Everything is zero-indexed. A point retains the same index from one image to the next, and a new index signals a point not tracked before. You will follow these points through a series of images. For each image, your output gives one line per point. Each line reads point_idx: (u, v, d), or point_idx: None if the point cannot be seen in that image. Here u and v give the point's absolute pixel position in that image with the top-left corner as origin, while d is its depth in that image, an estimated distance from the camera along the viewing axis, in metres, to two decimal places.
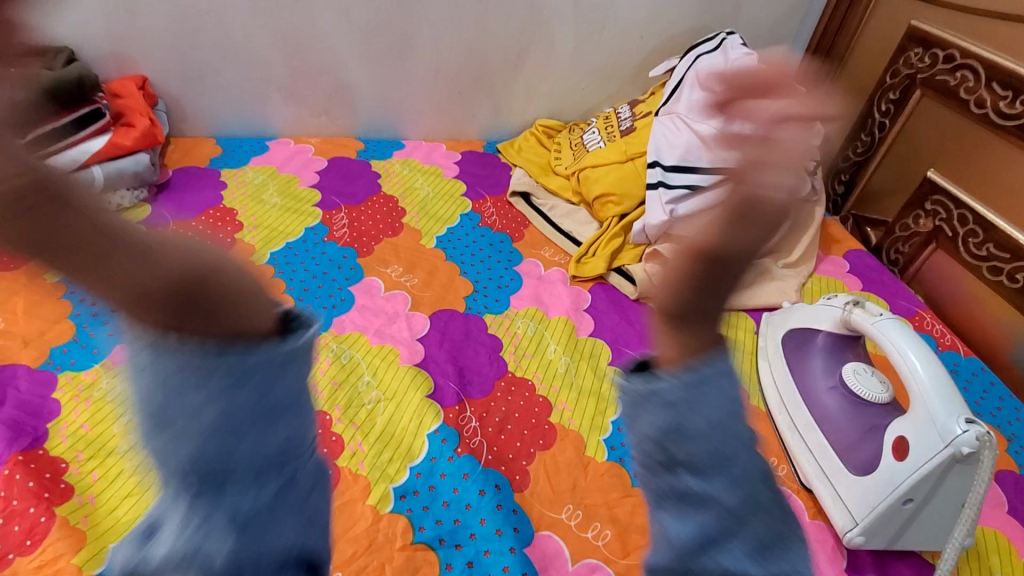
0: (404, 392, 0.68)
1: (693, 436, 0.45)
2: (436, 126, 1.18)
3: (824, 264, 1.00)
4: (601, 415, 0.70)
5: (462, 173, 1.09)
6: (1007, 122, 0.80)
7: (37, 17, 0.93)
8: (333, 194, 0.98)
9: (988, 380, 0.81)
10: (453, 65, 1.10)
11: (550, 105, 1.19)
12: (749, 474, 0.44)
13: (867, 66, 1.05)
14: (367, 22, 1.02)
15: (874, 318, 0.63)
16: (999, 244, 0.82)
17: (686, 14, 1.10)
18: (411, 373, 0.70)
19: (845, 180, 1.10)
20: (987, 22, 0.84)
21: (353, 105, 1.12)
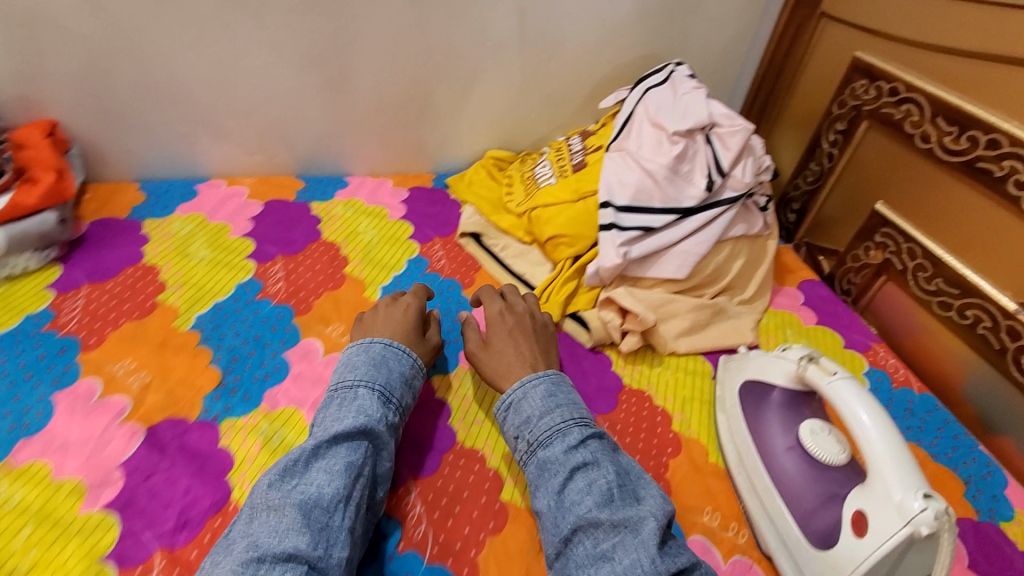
0: None
1: (568, 473, 0.57)
2: (382, 161, 1.12)
3: (779, 297, 0.99)
4: None
5: (409, 213, 1.04)
6: (953, 157, 0.78)
7: None
8: (269, 243, 0.92)
9: (941, 419, 0.81)
10: (397, 99, 1.04)
11: (500, 136, 1.15)
12: (618, 474, 0.57)
13: (815, 95, 1.03)
14: (302, 57, 0.95)
15: (829, 378, 0.62)
16: (948, 280, 0.82)
17: (635, 43, 1.07)
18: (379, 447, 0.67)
19: (797, 209, 1.10)
20: (930, 54, 0.81)
21: (292, 143, 1.06)
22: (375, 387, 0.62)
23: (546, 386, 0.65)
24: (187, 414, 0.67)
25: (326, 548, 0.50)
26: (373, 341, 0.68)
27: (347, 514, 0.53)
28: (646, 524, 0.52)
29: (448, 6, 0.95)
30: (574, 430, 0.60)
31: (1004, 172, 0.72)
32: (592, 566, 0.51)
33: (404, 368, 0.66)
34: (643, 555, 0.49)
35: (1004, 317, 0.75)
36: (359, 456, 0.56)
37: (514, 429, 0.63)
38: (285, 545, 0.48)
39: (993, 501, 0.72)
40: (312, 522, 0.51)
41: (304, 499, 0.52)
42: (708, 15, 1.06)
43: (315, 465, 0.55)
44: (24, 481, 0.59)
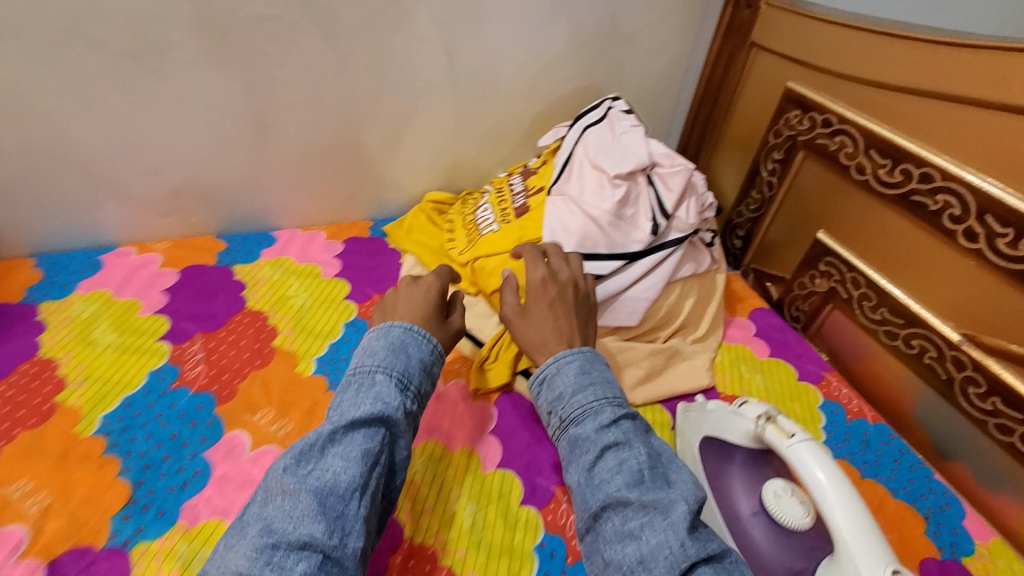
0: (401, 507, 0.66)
1: (600, 452, 0.54)
2: (313, 212, 1.05)
3: (731, 330, 0.98)
4: None
5: (344, 268, 0.97)
6: (888, 190, 0.78)
7: None
8: (186, 318, 0.84)
9: (897, 449, 0.81)
10: (323, 148, 0.97)
11: (439, 177, 1.10)
12: (651, 455, 0.54)
13: (751, 122, 1.03)
14: (211, 111, 0.87)
15: (787, 441, 0.60)
16: (893, 309, 0.82)
17: (571, 76, 1.04)
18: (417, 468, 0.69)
19: (742, 235, 1.09)
20: (859, 87, 0.81)
21: (210, 201, 0.97)
22: (393, 373, 0.57)
23: (581, 362, 0.62)
24: (92, 541, 0.59)
25: (342, 538, 0.47)
26: (393, 324, 0.63)
27: (363, 503, 0.50)
28: (677, 507, 0.49)
29: (370, 50, 0.89)
30: (607, 410, 0.57)
31: (938, 206, 0.72)
32: (620, 544, 0.49)
33: (423, 353, 0.61)
34: (672, 538, 0.47)
35: (949, 347, 0.75)
36: (377, 441, 0.53)
37: (546, 405, 0.61)
38: (300, 534, 0.45)
39: (953, 535, 0.72)
40: (327, 510, 0.48)
41: (320, 485, 0.49)
42: (641, 46, 1.04)
43: (333, 449, 0.51)
44: None
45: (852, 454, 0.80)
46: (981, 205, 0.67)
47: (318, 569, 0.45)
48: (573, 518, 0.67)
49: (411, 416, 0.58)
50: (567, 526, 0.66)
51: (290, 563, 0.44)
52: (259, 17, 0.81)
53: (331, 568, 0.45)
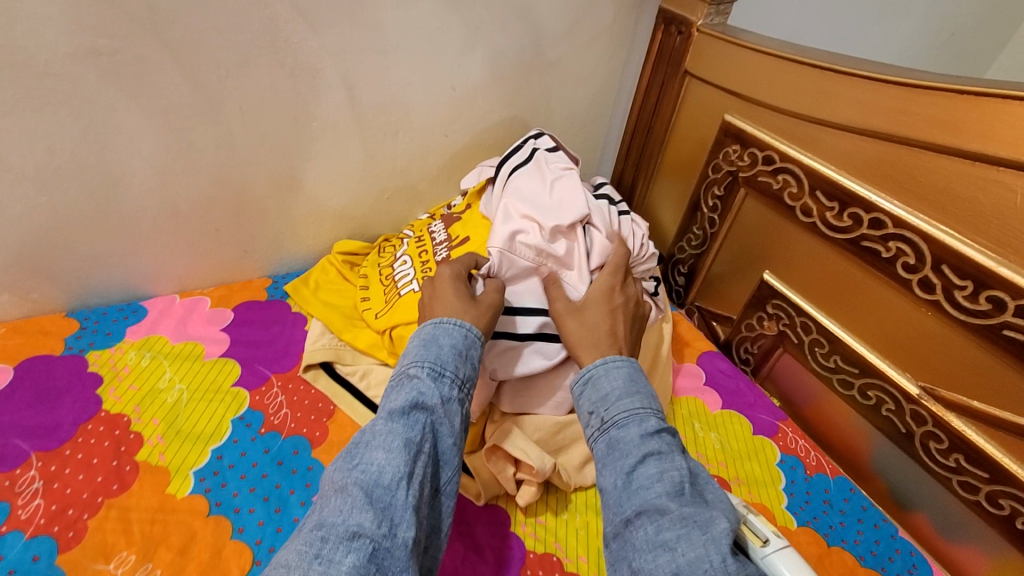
0: None
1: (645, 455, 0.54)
2: (196, 273, 0.88)
3: (680, 379, 0.91)
4: None
5: (234, 343, 0.81)
6: (837, 234, 0.73)
7: None
8: (22, 432, 0.66)
9: (859, 506, 0.76)
10: (199, 200, 0.81)
11: (349, 224, 0.96)
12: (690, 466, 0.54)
13: (687, 153, 0.96)
14: (42, 168, 0.69)
15: (762, 551, 0.52)
16: (846, 357, 0.77)
17: (493, 106, 0.93)
18: None
19: (685, 271, 1.03)
20: (800, 123, 0.76)
21: (55, 274, 0.78)
22: (425, 365, 0.59)
23: (629, 372, 0.63)
24: None
25: (391, 527, 0.46)
26: (423, 324, 0.65)
27: (413, 493, 0.49)
28: (716, 523, 0.47)
29: (248, 85, 0.74)
30: (651, 418, 0.58)
31: (891, 253, 0.68)
32: (651, 553, 0.47)
33: (455, 340, 0.62)
34: (711, 551, 0.45)
35: (907, 400, 0.71)
36: (419, 432, 0.53)
37: (591, 407, 0.61)
38: (351, 524, 0.45)
39: None
40: (375, 501, 0.47)
41: (367, 478, 0.49)
42: (568, 73, 0.95)
43: (378, 441, 0.52)
44: None
45: (816, 519, 0.74)
46: (935, 254, 0.63)
47: (368, 559, 0.44)
48: None
49: (452, 408, 0.58)
50: None
51: (338, 555, 0.43)
52: (91, 51, 0.64)
53: (382, 558, 0.44)
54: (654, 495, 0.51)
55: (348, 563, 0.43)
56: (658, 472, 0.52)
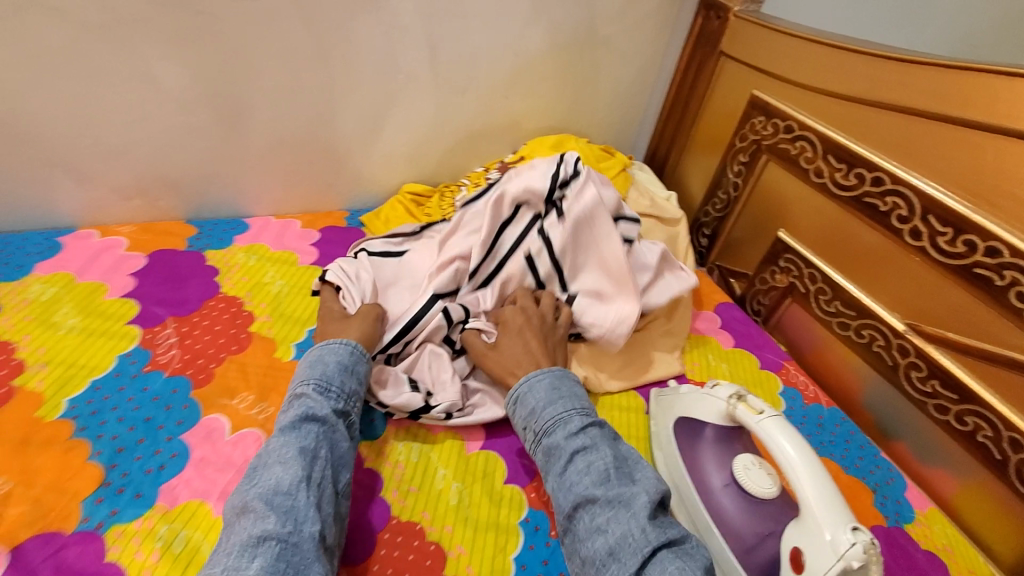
0: (470, 474, 0.70)
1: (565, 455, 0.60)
2: (287, 200, 1.03)
3: (698, 322, 1.03)
4: (506, 536, 0.64)
5: (321, 257, 0.96)
6: (843, 192, 0.85)
7: None
8: (156, 302, 0.81)
9: (849, 430, 0.87)
10: (298, 134, 0.96)
11: (416, 170, 1.10)
12: (616, 456, 0.60)
13: (719, 126, 1.09)
14: (185, 92, 0.84)
15: (757, 417, 0.64)
16: (845, 302, 0.88)
17: (549, 75, 1.07)
18: (482, 457, 0.72)
19: (708, 234, 1.15)
20: (818, 97, 0.88)
21: (177, 184, 0.93)
22: (311, 383, 0.64)
23: (550, 379, 0.68)
24: (61, 526, 0.57)
25: (296, 524, 0.51)
26: (310, 351, 0.70)
27: (312, 493, 0.54)
28: (638, 498, 0.55)
29: (352, 37, 0.89)
30: (575, 417, 0.63)
31: (888, 207, 0.80)
32: (589, 539, 0.54)
33: (341, 357, 0.68)
34: (634, 526, 0.53)
35: (894, 335, 0.82)
36: (312, 440, 0.58)
37: (522, 421, 0.67)
38: (255, 532, 0.49)
39: (897, 505, 0.78)
40: (277, 507, 0.52)
41: (266, 491, 0.53)
42: (616, 50, 1.08)
43: (275, 459, 0.56)
44: None
45: (809, 435, 0.86)
46: (924, 206, 0.75)
47: (277, 557, 0.48)
48: None
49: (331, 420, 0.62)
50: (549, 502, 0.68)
51: (245, 561, 0.47)
52: None
53: (291, 552, 0.49)
54: (578, 495, 0.57)
55: (257, 564, 0.47)
56: (584, 467, 0.59)
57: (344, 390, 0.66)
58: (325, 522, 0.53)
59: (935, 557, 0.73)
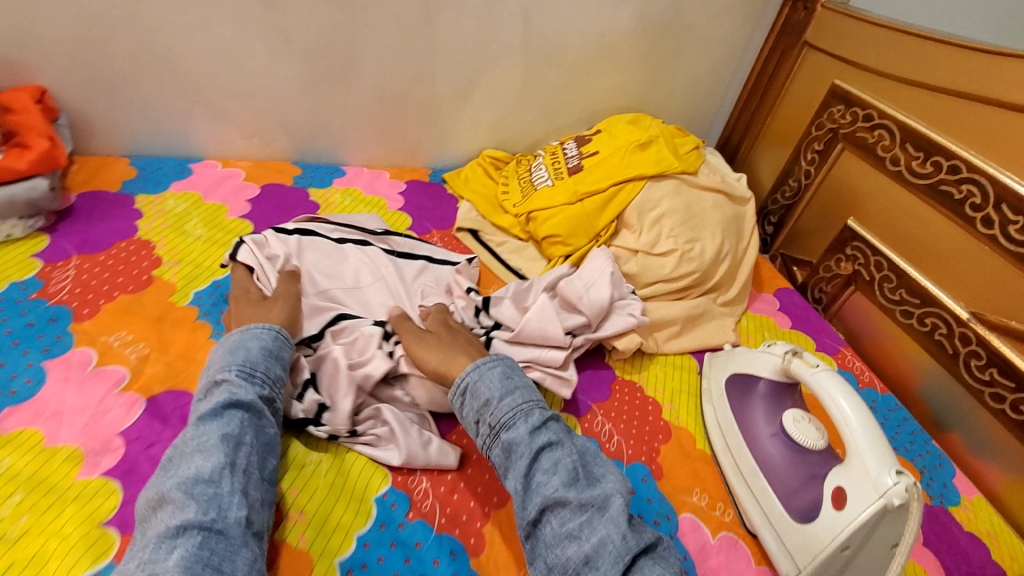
0: None
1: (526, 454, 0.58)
2: (378, 153, 1.13)
3: (757, 302, 1.05)
4: None
5: (407, 205, 1.06)
6: (918, 180, 0.86)
7: None
8: (267, 225, 0.92)
9: (901, 416, 0.88)
10: (398, 91, 1.05)
11: (497, 137, 1.18)
12: (580, 457, 0.59)
13: (795, 115, 1.11)
14: (307, 44, 0.95)
15: (811, 370, 0.67)
16: (911, 290, 0.89)
17: (632, 55, 1.12)
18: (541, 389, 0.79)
19: (774, 221, 1.17)
20: (901, 86, 0.90)
21: (289, 128, 1.05)
22: (234, 368, 0.60)
23: (502, 370, 0.65)
24: (187, 386, 0.67)
25: (220, 511, 0.50)
26: (228, 334, 0.65)
27: (237, 479, 0.52)
28: (613, 501, 0.55)
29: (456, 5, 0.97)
30: (535, 412, 0.61)
31: (962, 195, 0.80)
32: (560, 546, 0.53)
33: (264, 342, 0.64)
34: (613, 531, 0.52)
35: (957, 324, 0.82)
36: (236, 426, 0.56)
37: (473, 414, 0.63)
38: (173, 522, 0.48)
39: (943, 488, 0.79)
40: (198, 495, 0.50)
41: (185, 479, 0.51)
42: (698, 36, 1.12)
43: (192, 448, 0.53)
44: (13, 448, 0.57)
45: None
46: (999, 195, 0.76)
47: (198, 546, 0.47)
48: (606, 427, 0.75)
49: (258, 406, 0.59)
50: (601, 433, 0.74)
51: (162, 553, 0.46)
52: None
53: (215, 540, 0.48)
54: (548, 500, 0.55)
55: (175, 556, 0.46)
56: (551, 466, 0.57)
57: (271, 374, 0.62)
58: (252, 507, 0.52)
59: (977, 540, 0.74)
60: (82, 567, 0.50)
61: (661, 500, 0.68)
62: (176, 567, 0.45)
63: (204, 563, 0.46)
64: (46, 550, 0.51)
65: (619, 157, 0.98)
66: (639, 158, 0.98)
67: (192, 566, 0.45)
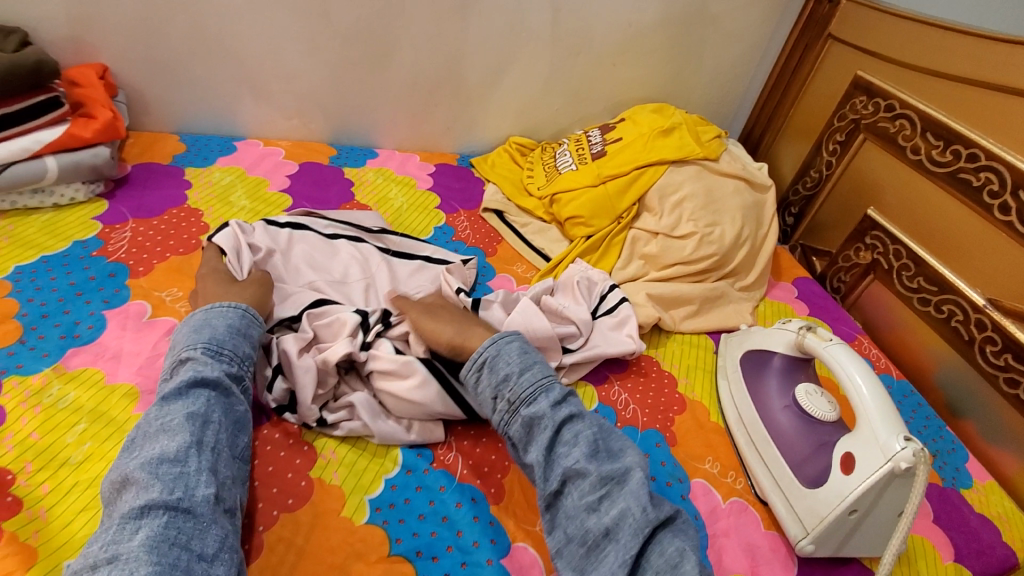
0: None
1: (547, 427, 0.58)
2: (410, 137, 1.18)
3: (775, 289, 1.06)
4: None
5: (436, 186, 1.10)
6: (938, 168, 0.88)
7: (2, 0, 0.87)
8: (305, 199, 0.97)
9: (917, 402, 0.89)
10: (430, 77, 1.10)
11: (524, 124, 1.22)
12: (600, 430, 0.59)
13: (818, 107, 1.12)
14: (347, 30, 1.00)
15: (825, 343, 0.69)
16: (928, 278, 0.90)
17: (657, 46, 1.15)
18: None
19: (795, 213, 1.19)
20: (923, 77, 0.91)
21: (327, 110, 1.10)
22: (201, 347, 0.59)
23: (519, 345, 0.65)
24: None
25: (187, 490, 0.49)
26: (194, 313, 0.63)
27: (204, 458, 0.51)
28: (632, 474, 0.55)
29: None
30: (555, 387, 0.61)
31: (980, 182, 0.82)
32: (582, 517, 0.54)
33: (231, 320, 0.62)
34: (633, 504, 0.52)
35: (974, 310, 0.84)
36: (202, 404, 0.54)
37: (491, 389, 0.62)
38: (137, 503, 0.47)
39: (956, 471, 0.80)
40: (162, 475, 0.49)
41: (149, 459, 0.50)
42: (724, 29, 1.15)
43: (157, 429, 0.52)
44: (77, 383, 0.63)
45: None
46: (1017, 182, 0.77)
47: (166, 525, 0.46)
48: (622, 396, 0.78)
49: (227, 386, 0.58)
50: (617, 401, 0.77)
51: (126, 534, 0.45)
52: None
53: (182, 519, 0.47)
54: (570, 474, 0.56)
55: (140, 536, 0.45)
56: (574, 438, 0.58)
57: (239, 353, 0.61)
58: (221, 484, 0.51)
59: (987, 521, 0.74)
60: None
61: (674, 464, 0.71)
62: (141, 547, 0.44)
63: (171, 541, 0.45)
64: (107, 473, 0.56)
65: (642, 142, 1.02)
66: (662, 144, 1.01)
67: (158, 544, 0.44)
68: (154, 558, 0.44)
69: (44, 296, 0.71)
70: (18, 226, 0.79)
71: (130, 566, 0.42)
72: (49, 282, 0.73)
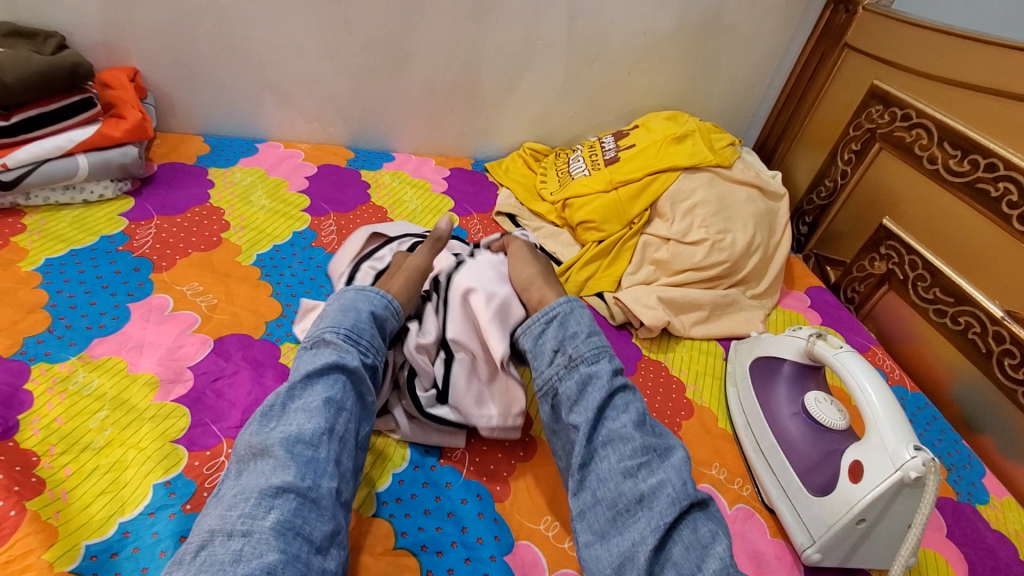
0: None
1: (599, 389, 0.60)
2: (426, 141, 1.20)
3: (789, 298, 1.05)
4: None
5: (450, 189, 1.12)
6: (955, 178, 0.87)
7: (41, 5, 0.91)
8: (322, 200, 1.00)
9: (931, 414, 0.87)
10: (448, 83, 1.12)
11: (538, 131, 1.23)
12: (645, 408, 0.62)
13: (834, 117, 1.12)
14: (367, 37, 1.03)
15: (835, 351, 0.69)
16: (945, 289, 0.89)
17: (672, 56, 1.16)
18: None
19: (809, 222, 1.18)
20: (941, 86, 0.91)
21: (346, 114, 1.13)
22: (343, 330, 0.61)
23: (589, 311, 0.69)
24: (251, 332, 0.74)
25: (315, 478, 0.50)
26: (343, 290, 0.66)
27: (333, 447, 0.53)
28: (673, 453, 0.58)
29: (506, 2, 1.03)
30: (615, 357, 0.64)
31: (999, 193, 0.81)
32: (616, 480, 0.55)
33: (375, 308, 0.65)
34: (674, 477, 0.54)
35: (992, 322, 0.82)
36: (339, 391, 0.57)
37: (555, 342, 0.65)
38: (274, 481, 0.49)
39: (971, 486, 0.78)
40: (296, 456, 0.51)
41: (287, 437, 0.52)
42: (740, 38, 1.15)
43: (296, 406, 0.55)
44: (101, 371, 0.65)
45: None
46: None
47: (294, 511, 0.48)
48: None
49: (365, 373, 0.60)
50: None
51: (262, 511, 0.47)
52: None
53: (308, 509, 0.49)
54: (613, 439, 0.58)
55: (273, 517, 0.47)
56: (622, 406, 0.60)
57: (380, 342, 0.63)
58: (342, 477, 0.53)
59: (1004, 538, 0.73)
60: (155, 474, 0.57)
61: None
62: (272, 530, 0.46)
63: (296, 530, 0.47)
64: (125, 458, 0.58)
65: (655, 149, 1.02)
66: (674, 151, 1.02)
67: (286, 531, 0.46)
68: (282, 546, 0.46)
69: (72, 288, 0.74)
70: (49, 220, 0.83)
71: (260, 548, 0.45)
72: (77, 274, 0.76)
